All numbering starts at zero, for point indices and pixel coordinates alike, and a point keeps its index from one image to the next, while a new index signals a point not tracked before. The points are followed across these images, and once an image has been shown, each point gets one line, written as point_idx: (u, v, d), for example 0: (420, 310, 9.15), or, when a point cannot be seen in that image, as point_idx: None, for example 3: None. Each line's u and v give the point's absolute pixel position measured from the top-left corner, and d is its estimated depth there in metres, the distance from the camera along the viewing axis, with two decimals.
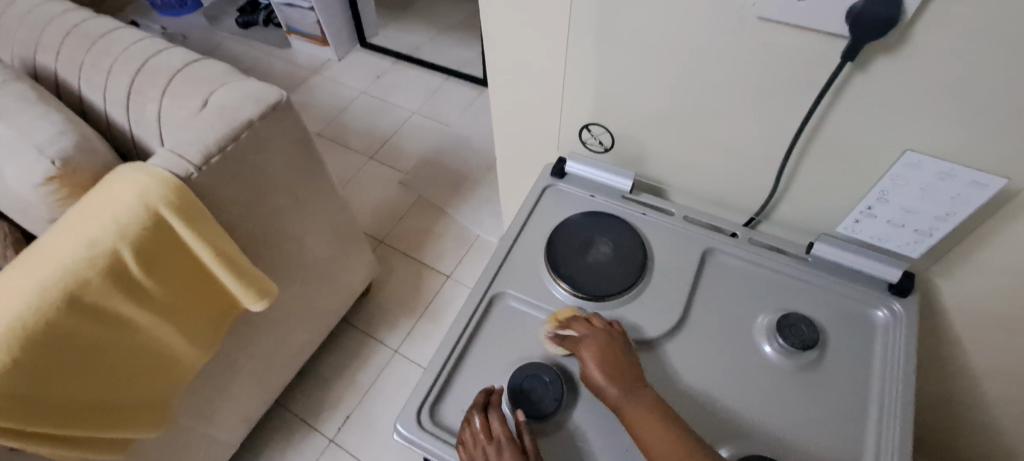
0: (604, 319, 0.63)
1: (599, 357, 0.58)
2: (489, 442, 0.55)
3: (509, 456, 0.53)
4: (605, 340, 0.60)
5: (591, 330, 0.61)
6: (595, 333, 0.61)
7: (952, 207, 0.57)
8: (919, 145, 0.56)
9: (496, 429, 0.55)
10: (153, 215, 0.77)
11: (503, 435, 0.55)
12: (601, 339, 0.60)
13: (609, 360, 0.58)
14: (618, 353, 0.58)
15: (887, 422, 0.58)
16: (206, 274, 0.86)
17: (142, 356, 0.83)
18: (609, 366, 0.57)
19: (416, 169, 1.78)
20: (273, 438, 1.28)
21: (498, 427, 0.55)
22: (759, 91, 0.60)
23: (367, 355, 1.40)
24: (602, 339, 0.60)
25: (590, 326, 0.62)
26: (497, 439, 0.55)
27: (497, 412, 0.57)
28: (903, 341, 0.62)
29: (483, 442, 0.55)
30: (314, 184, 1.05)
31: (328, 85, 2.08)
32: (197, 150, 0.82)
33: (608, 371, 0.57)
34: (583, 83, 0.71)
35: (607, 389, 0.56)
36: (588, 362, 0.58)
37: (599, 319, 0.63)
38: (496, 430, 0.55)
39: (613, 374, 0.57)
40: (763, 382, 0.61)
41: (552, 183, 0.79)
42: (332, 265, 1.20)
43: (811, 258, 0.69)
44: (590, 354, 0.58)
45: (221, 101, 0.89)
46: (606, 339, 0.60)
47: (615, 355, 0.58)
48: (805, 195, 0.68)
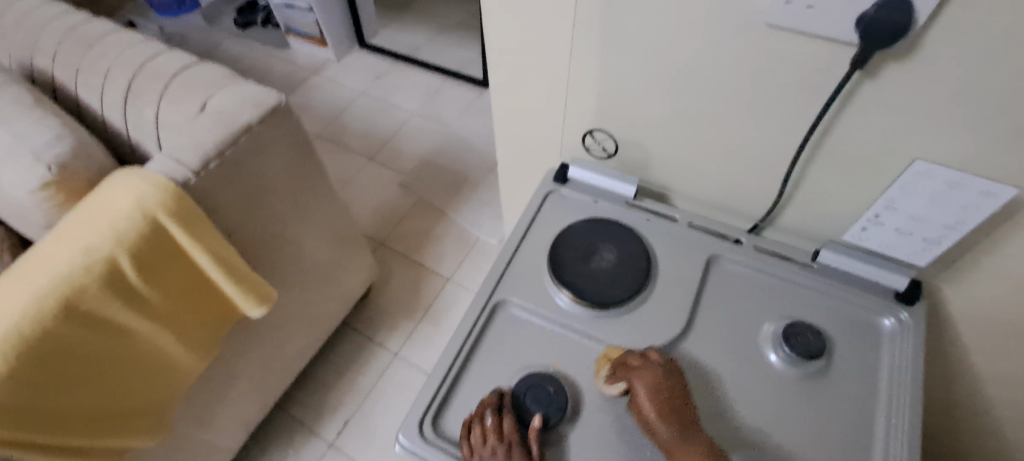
0: (657, 352, 0.59)
1: (659, 398, 0.54)
2: (499, 443, 0.55)
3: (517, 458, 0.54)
4: (662, 377, 0.56)
5: (644, 363, 0.57)
6: (649, 367, 0.57)
7: (962, 216, 0.57)
8: (928, 154, 0.55)
9: (508, 429, 0.56)
10: (150, 222, 0.76)
11: (514, 436, 0.55)
12: (655, 376, 0.56)
13: (667, 400, 0.54)
14: (673, 395, 0.54)
15: (894, 434, 0.57)
16: (204, 281, 0.85)
17: (140, 364, 0.82)
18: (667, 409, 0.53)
19: (416, 171, 1.77)
20: (273, 443, 1.27)
21: (509, 428, 0.56)
22: (765, 98, 0.59)
23: (366, 359, 1.39)
24: (663, 384, 0.55)
25: (646, 360, 0.58)
26: (507, 439, 0.55)
27: (509, 412, 0.57)
28: (910, 351, 0.61)
29: (493, 441, 0.55)
30: (313, 188, 1.04)
31: (327, 86, 2.07)
32: (196, 156, 0.81)
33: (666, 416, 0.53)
34: (587, 88, 0.70)
35: (661, 432, 0.53)
36: (644, 405, 0.54)
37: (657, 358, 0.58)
38: (508, 431, 0.56)
39: (669, 417, 0.53)
40: (769, 392, 0.60)
41: (554, 189, 0.78)
42: (332, 269, 1.19)
43: (816, 266, 0.68)
44: (644, 394, 0.55)
45: (220, 105, 0.88)
46: (667, 378, 0.56)
47: (672, 395, 0.54)
48: (811, 202, 0.68)
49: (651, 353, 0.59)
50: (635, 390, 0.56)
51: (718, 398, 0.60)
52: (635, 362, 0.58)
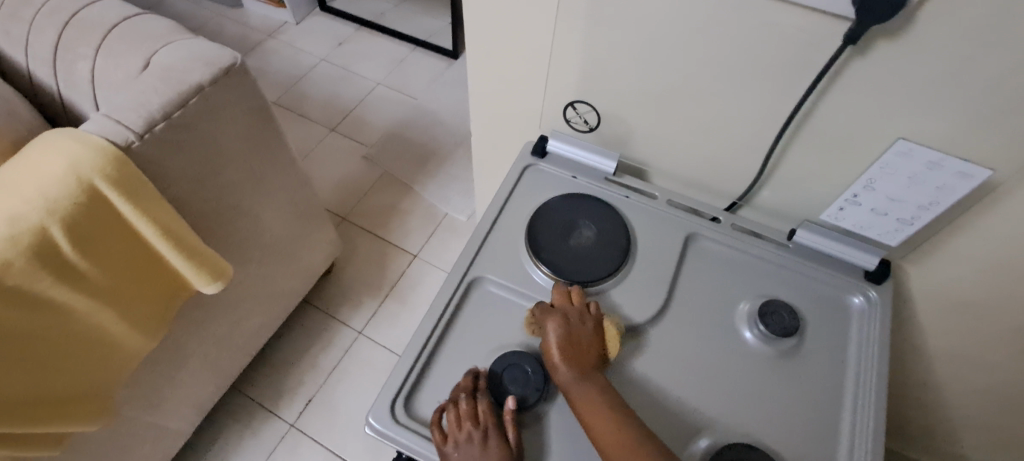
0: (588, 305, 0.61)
1: (566, 340, 0.57)
2: (476, 427, 0.53)
3: (494, 444, 0.53)
4: (569, 321, 0.58)
5: (566, 305, 0.60)
6: (563, 310, 0.59)
7: (935, 196, 0.58)
8: (910, 134, 0.55)
9: (484, 412, 0.54)
10: (86, 189, 0.68)
11: (490, 424, 0.54)
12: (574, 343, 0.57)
13: (572, 343, 0.57)
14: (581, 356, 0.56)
15: (861, 409, 0.58)
16: (150, 254, 0.78)
17: (78, 344, 0.74)
18: (574, 340, 0.57)
19: (381, 143, 1.69)
20: (229, 425, 1.22)
21: (485, 413, 0.54)
22: (754, 74, 0.58)
23: (330, 336, 1.34)
24: (568, 324, 0.58)
25: (567, 301, 0.61)
26: (483, 425, 0.53)
27: (485, 396, 0.55)
28: (877, 329, 0.63)
29: (469, 426, 0.53)
30: (272, 157, 0.97)
31: (285, 50, 1.95)
32: (139, 116, 0.74)
33: (571, 358, 0.56)
34: (570, 58, 0.67)
35: (561, 369, 0.56)
36: (551, 341, 0.57)
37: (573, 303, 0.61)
38: (484, 414, 0.54)
39: (577, 363, 0.56)
40: (743, 369, 0.60)
41: (532, 163, 0.75)
42: (292, 244, 1.13)
43: (792, 245, 0.68)
44: (552, 330, 0.57)
45: (166, 61, 0.80)
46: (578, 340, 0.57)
47: (574, 338, 0.57)
48: (790, 180, 0.68)
49: (574, 292, 0.62)
50: (547, 331, 0.58)
51: (696, 375, 0.60)
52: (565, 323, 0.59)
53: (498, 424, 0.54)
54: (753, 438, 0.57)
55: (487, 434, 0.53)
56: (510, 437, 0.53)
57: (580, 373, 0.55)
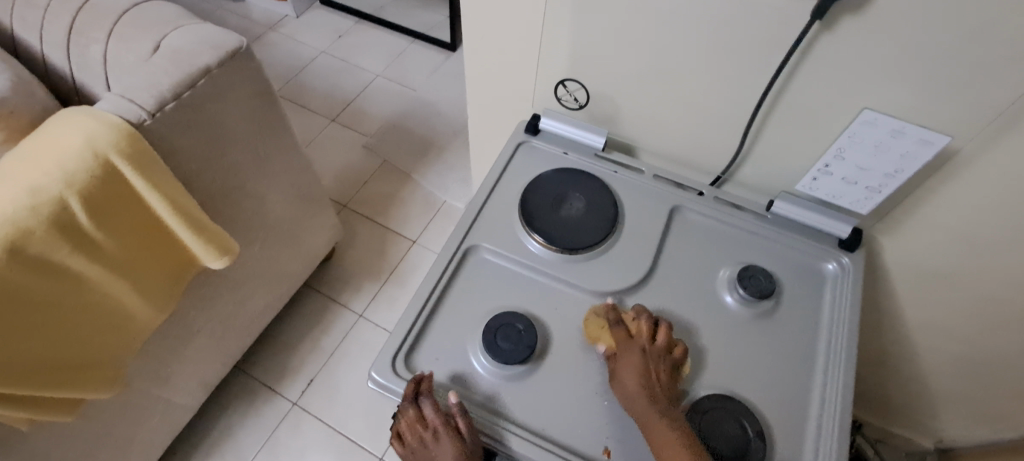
0: (667, 327, 0.61)
1: (642, 371, 0.57)
2: (426, 431, 0.56)
3: (445, 443, 0.55)
4: (644, 354, 0.58)
5: (640, 337, 0.60)
6: (636, 345, 0.59)
7: (900, 164, 0.62)
8: (876, 104, 0.59)
9: (431, 415, 0.56)
10: (101, 163, 0.72)
11: (439, 423, 0.55)
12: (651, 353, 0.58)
13: (649, 377, 0.57)
14: (654, 368, 0.57)
15: (832, 364, 0.62)
16: (161, 228, 0.81)
17: (92, 313, 0.78)
18: (651, 377, 0.57)
19: (381, 133, 1.73)
20: (233, 403, 1.25)
21: (432, 415, 0.56)
22: (731, 51, 0.62)
23: (331, 318, 1.38)
24: (647, 360, 0.58)
25: (631, 333, 0.60)
26: (433, 427, 0.56)
27: (427, 401, 0.57)
28: (849, 293, 0.67)
29: (420, 431, 0.56)
30: (275, 139, 1.01)
31: (287, 43, 1.99)
32: (150, 96, 0.77)
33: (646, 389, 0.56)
34: (560, 39, 0.71)
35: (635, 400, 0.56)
36: (628, 374, 0.57)
37: (649, 337, 0.60)
38: (431, 418, 0.56)
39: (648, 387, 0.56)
40: (723, 329, 0.64)
41: (525, 140, 0.79)
42: (294, 226, 1.17)
43: (770, 216, 0.72)
44: (630, 363, 0.57)
45: (175, 44, 0.84)
46: (659, 352, 0.59)
47: (654, 370, 0.57)
48: (768, 154, 0.72)
49: (655, 324, 0.61)
50: (623, 365, 0.58)
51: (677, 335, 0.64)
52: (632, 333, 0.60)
53: (446, 422, 0.56)
54: (730, 390, 0.60)
55: (438, 435, 0.55)
56: (461, 433, 0.55)
57: (659, 407, 0.55)
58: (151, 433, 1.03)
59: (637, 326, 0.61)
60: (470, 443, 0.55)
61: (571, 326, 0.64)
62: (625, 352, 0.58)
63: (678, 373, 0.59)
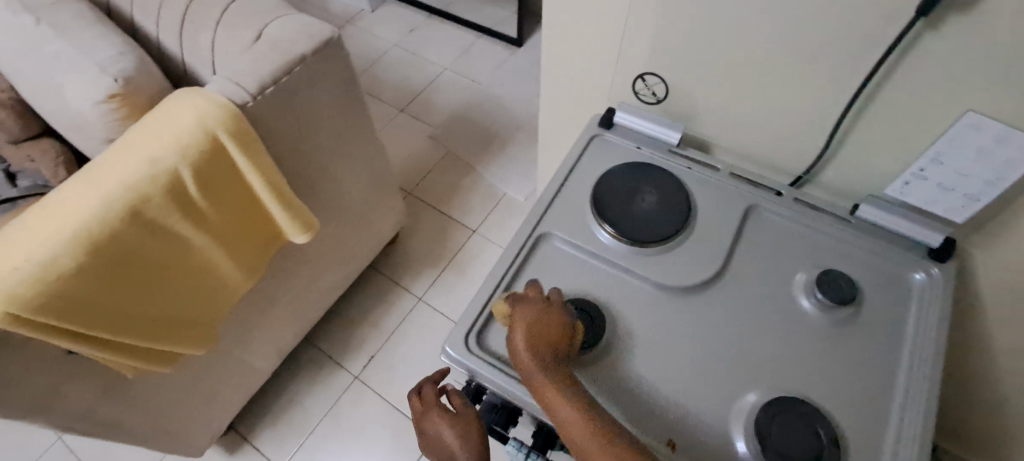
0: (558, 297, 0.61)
1: (533, 327, 0.56)
2: (426, 411, 0.62)
3: (440, 416, 0.60)
4: (541, 313, 0.58)
5: (536, 300, 0.60)
6: (534, 304, 0.59)
7: (1003, 172, 0.58)
8: (982, 108, 0.56)
9: (427, 398, 0.63)
10: (210, 139, 0.79)
11: (433, 403, 0.62)
12: (542, 311, 0.58)
13: (540, 332, 0.56)
14: (548, 326, 0.57)
15: (915, 378, 0.60)
16: (254, 201, 0.89)
17: (192, 275, 0.86)
18: (543, 333, 0.56)
19: (446, 124, 1.78)
20: (301, 372, 1.34)
21: (431, 397, 0.63)
22: (824, 47, 0.60)
23: (393, 300, 1.44)
24: (539, 320, 0.57)
25: (526, 299, 0.60)
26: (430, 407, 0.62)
27: (429, 387, 0.64)
28: (938, 305, 0.63)
29: (422, 413, 0.62)
30: (356, 125, 1.07)
31: (362, 35, 2.08)
32: (253, 80, 0.84)
33: (534, 344, 0.55)
34: (643, 34, 0.71)
35: (523, 357, 0.54)
36: (517, 333, 0.56)
37: (543, 302, 0.59)
38: (428, 402, 0.62)
39: (538, 344, 0.55)
40: (797, 332, 0.63)
41: (599, 133, 0.80)
42: (366, 208, 1.23)
43: (853, 220, 0.70)
44: (522, 321, 0.56)
45: (276, 33, 0.90)
46: (550, 312, 0.58)
47: (547, 328, 0.56)
48: (855, 156, 0.69)
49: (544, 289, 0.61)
50: (515, 324, 0.57)
51: (747, 335, 0.63)
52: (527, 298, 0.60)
53: (438, 401, 0.62)
54: (802, 395, 0.59)
55: (434, 413, 0.61)
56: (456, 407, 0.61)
57: (542, 363, 0.54)
58: (231, 392, 1.12)
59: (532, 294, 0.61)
60: (463, 415, 0.60)
61: (639, 318, 0.65)
62: (521, 310, 0.58)
63: (575, 329, 0.59)
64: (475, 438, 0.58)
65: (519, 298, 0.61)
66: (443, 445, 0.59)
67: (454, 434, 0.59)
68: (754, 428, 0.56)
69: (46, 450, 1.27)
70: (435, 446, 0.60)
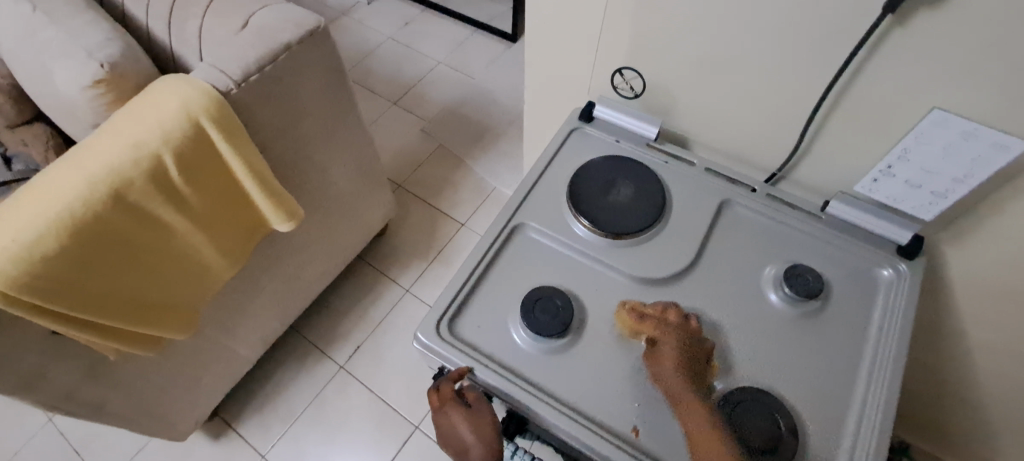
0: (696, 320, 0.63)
1: (683, 350, 0.59)
2: (446, 407, 0.61)
3: (456, 414, 0.60)
4: (684, 337, 0.61)
5: (679, 322, 0.62)
6: (677, 327, 0.62)
7: (971, 168, 0.59)
8: (948, 105, 0.57)
9: (445, 393, 0.61)
10: (194, 125, 0.80)
11: (451, 397, 0.61)
12: (682, 335, 0.61)
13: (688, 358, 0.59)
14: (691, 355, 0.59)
15: (878, 370, 0.60)
16: (238, 189, 0.89)
17: (175, 259, 0.87)
18: (690, 359, 0.59)
19: (438, 118, 1.79)
20: (287, 360, 1.35)
21: (449, 393, 0.61)
22: (795, 43, 0.61)
23: (380, 291, 1.45)
24: (685, 343, 0.60)
25: (669, 320, 0.63)
26: (449, 403, 0.61)
27: (447, 382, 0.62)
28: (903, 300, 0.64)
29: (442, 407, 0.61)
30: (343, 115, 1.07)
31: (357, 28, 2.08)
32: (238, 67, 0.85)
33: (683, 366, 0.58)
34: (621, 28, 0.72)
35: (670, 376, 0.58)
36: (669, 351, 0.59)
37: (688, 328, 0.62)
38: (446, 397, 0.61)
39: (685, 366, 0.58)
40: (763, 325, 0.64)
41: (578, 127, 0.81)
42: (354, 199, 1.24)
43: (824, 217, 0.70)
44: (673, 339, 0.60)
45: (262, 21, 0.91)
46: (692, 341, 0.61)
47: (693, 355, 0.59)
48: (828, 153, 0.70)
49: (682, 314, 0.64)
50: (664, 340, 0.60)
51: (715, 328, 0.64)
52: (671, 316, 0.63)
53: (456, 398, 0.61)
54: (766, 385, 0.60)
55: (451, 409, 0.60)
56: (472, 406, 0.60)
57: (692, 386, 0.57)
58: (215, 378, 1.13)
59: (674, 315, 0.63)
60: (481, 413, 0.60)
61: (609, 309, 0.65)
62: (664, 336, 0.60)
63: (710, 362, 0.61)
64: (490, 435, 0.59)
65: (647, 315, 0.63)
66: (457, 439, 0.59)
67: (471, 430, 0.59)
68: None
69: (33, 434, 1.28)
70: (449, 438, 0.60)
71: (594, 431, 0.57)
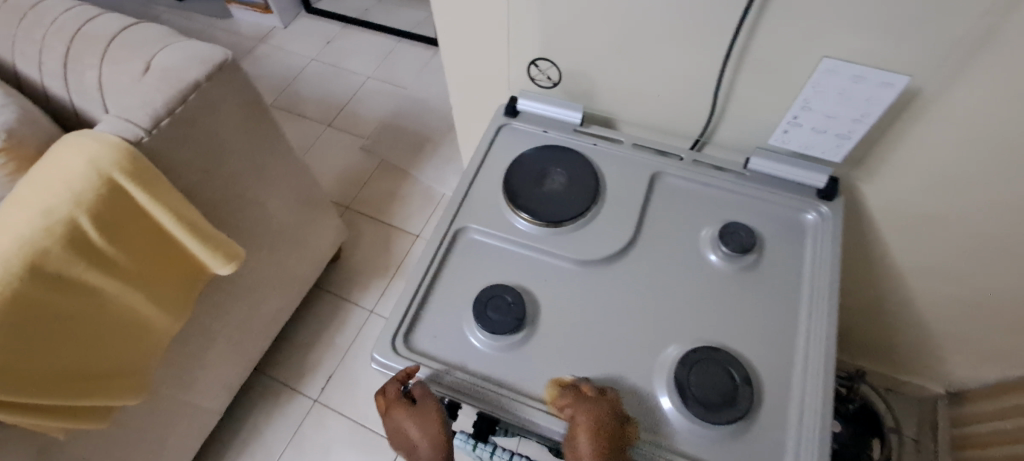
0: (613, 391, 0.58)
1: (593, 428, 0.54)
2: (391, 409, 0.59)
3: (402, 414, 0.58)
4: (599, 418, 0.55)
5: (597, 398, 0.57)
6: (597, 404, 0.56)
7: (866, 108, 0.63)
8: (834, 52, 0.61)
9: (391, 396, 0.59)
10: (106, 181, 0.76)
11: (396, 398, 0.59)
12: (597, 413, 0.55)
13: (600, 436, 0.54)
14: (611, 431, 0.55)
15: (815, 307, 0.64)
16: (168, 239, 0.86)
17: (112, 323, 0.83)
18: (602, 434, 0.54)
19: (376, 133, 1.76)
20: (257, 405, 1.31)
21: (394, 396, 0.59)
22: (690, 14, 0.64)
23: (343, 317, 1.42)
24: (599, 426, 0.54)
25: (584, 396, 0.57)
26: (395, 405, 0.59)
27: (394, 385, 0.60)
28: (829, 239, 0.68)
29: (388, 410, 0.59)
30: (270, 146, 1.04)
31: (278, 54, 2.02)
32: (146, 115, 0.82)
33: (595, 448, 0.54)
34: (528, 21, 0.73)
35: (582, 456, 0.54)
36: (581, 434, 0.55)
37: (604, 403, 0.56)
38: (392, 400, 0.59)
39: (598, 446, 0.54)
40: (707, 286, 0.67)
41: (506, 123, 0.81)
42: (298, 229, 1.21)
43: (748, 173, 0.74)
44: (585, 424, 0.55)
45: (165, 63, 0.87)
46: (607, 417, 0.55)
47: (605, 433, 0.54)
48: (740, 113, 0.73)
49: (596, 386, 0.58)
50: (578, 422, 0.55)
51: (663, 296, 0.66)
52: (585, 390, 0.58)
53: (403, 399, 0.59)
54: (717, 342, 0.62)
55: (396, 410, 0.59)
56: (421, 403, 0.59)
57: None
58: (181, 438, 1.08)
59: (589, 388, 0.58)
60: (427, 409, 0.58)
61: (560, 297, 0.66)
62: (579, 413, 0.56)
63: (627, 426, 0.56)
64: (438, 430, 0.57)
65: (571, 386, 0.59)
66: (407, 438, 0.58)
67: (418, 428, 0.57)
68: (674, 380, 0.59)
69: None
70: (398, 438, 0.59)
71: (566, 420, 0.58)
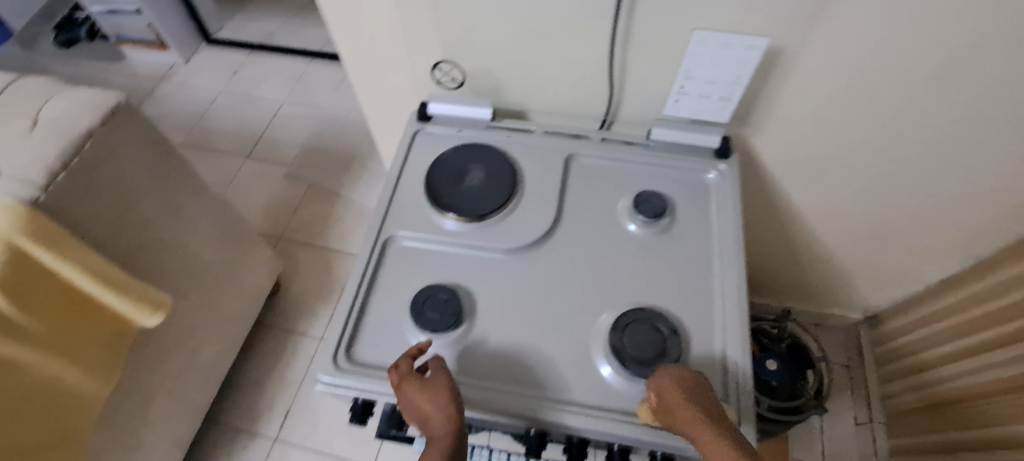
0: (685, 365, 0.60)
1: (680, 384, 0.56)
2: (402, 385, 0.58)
3: (411, 386, 0.57)
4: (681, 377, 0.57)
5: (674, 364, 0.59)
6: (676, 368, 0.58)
7: (738, 71, 0.70)
8: (704, 24, 0.67)
9: (402, 371, 0.59)
10: (4, 247, 0.72)
11: (408, 372, 0.59)
12: (678, 373, 0.57)
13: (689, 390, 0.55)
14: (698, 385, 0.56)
15: (725, 256, 0.70)
16: (85, 298, 0.81)
17: (34, 396, 0.77)
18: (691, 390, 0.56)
19: (300, 157, 1.72)
20: (214, 455, 1.25)
21: (406, 371, 0.59)
22: (572, 3, 0.68)
23: (293, 349, 1.38)
24: (685, 386, 0.56)
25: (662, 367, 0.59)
26: (407, 379, 0.58)
27: (405, 359, 0.60)
28: (730, 193, 0.74)
29: (399, 386, 0.58)
30: (183, 185, 1.01)
31: (183, 90, 1.93)
32: (37, 171, 0.77)
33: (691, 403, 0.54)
34: (424, 26, 0.75)
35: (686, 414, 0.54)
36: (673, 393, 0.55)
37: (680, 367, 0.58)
38: (403, 375, 0.59)
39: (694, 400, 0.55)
40: (629, 253, 0.71)
41: (420, 128, 0.83)
42: (229, 266, 1.16)
43: (652, 144, 0.79)
44: (672, 383, 0.56)
45: (51, 113, 0.83)
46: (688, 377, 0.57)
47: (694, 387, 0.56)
48: (636, 90, 0.78)
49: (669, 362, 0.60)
50: (664, 386, 0.56)
51: (590, 270, 0.70)
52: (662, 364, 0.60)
53: (413, 373, 0.59)
54: (644, 303, 0.67)
55: (407, 384, 0.58)
56: (432, 375, 0.58)
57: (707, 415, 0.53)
58: None
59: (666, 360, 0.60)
60: (436, 382, 0.57)
61: (495, 286, 0.69)
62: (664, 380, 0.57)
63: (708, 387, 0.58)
64: (449, 400, 0.56)
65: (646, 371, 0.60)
66: (417, 412, 0.57)
67: (428, 399, 0.56)
68: (611, 349, 0.62)
69: None
70: (409, 415, 0.57)
71: (556, 408, 0.60)
